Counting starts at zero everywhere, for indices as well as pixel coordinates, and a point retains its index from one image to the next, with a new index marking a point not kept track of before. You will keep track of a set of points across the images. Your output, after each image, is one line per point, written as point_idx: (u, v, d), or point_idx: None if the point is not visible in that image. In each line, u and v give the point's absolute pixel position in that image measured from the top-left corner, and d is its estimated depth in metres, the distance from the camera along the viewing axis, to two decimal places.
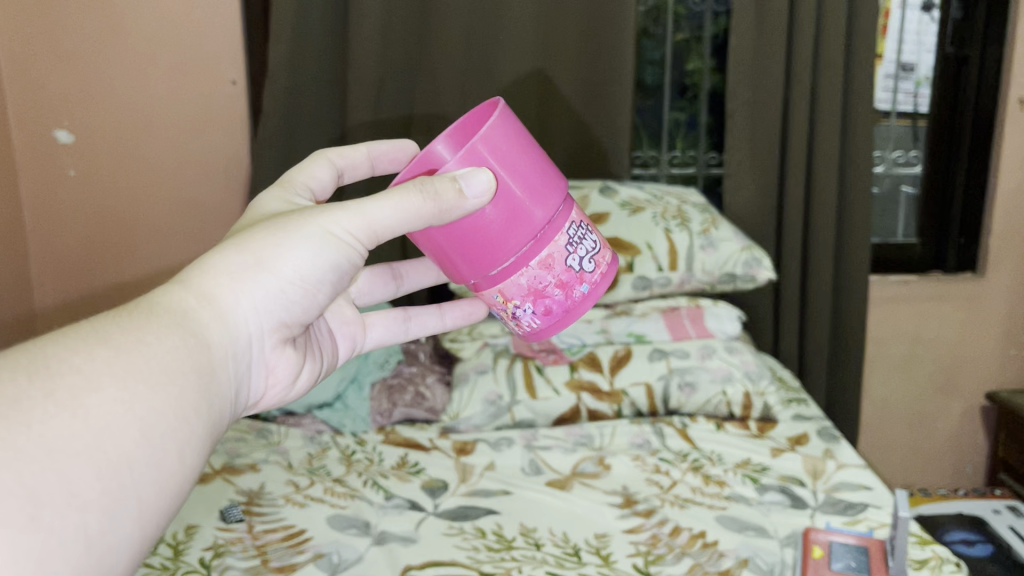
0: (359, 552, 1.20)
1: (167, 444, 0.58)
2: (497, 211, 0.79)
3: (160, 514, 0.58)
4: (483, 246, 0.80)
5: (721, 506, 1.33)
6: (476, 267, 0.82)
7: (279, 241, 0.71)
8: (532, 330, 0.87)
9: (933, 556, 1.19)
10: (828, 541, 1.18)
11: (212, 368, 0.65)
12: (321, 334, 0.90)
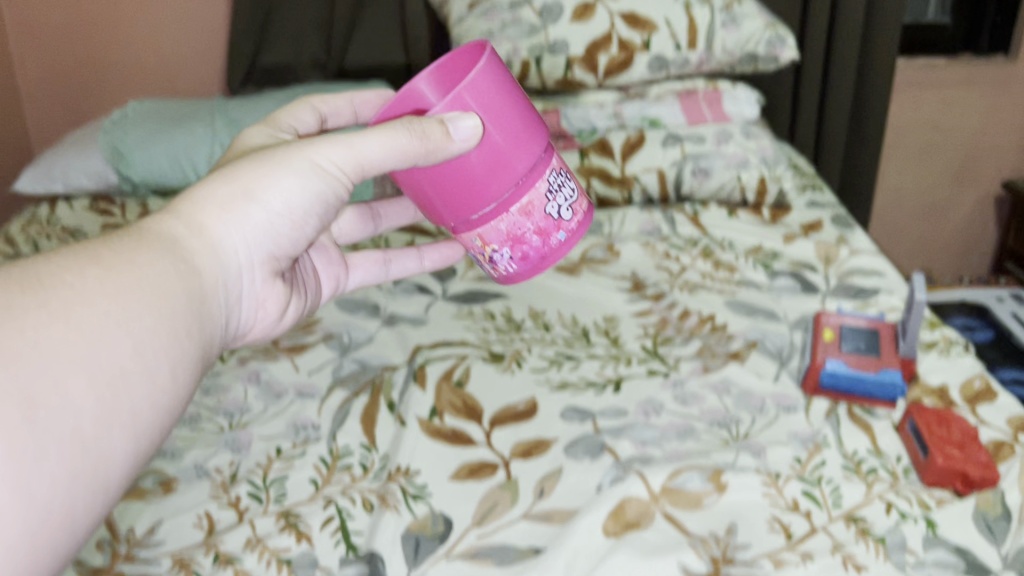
0: (370, 332, 1.20)
1: (160, 365, 0.52)
2: (478, 159, 0.70)
3: (154, 432, 0.52)
4: (464, 190, 0.72)
5: (731, 290, 1.32)
6: (455, 212, 0.74)
7: (266, 172, 0.64)
8: (506, 275, 0.78)
9: (942, 339, 1.20)
10: (838, 324, 1.17)
11: (203, 296, 0.59)
12: (303, 270, 0.84)
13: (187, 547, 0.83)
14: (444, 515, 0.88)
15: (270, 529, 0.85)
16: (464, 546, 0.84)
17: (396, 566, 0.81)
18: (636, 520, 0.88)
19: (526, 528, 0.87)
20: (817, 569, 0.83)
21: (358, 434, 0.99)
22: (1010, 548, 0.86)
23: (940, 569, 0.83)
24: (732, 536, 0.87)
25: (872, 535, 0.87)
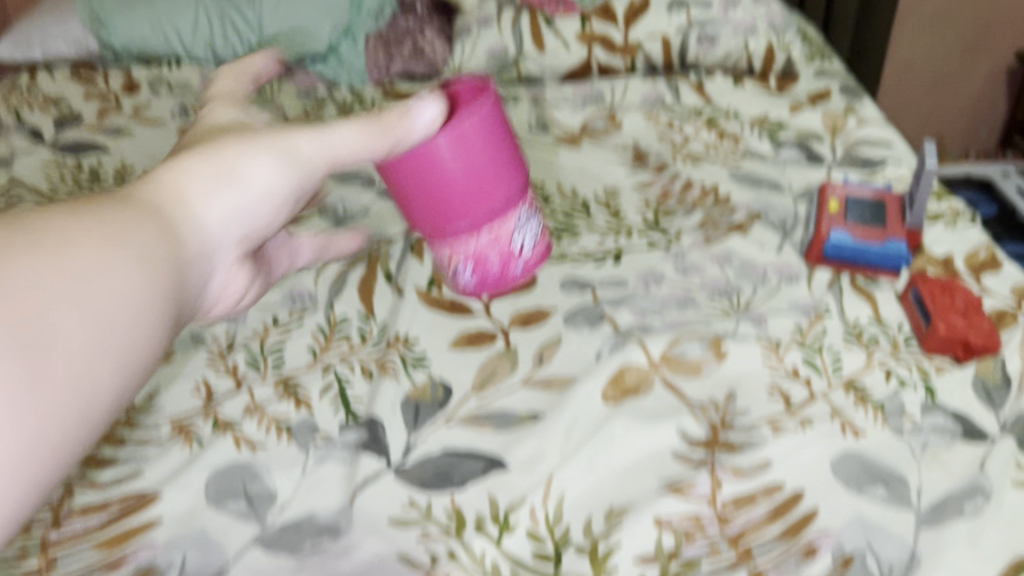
0: (365, 204, 1.18)
1: (115, 315, 0.35)
2: (453, 162, 0.66)
3: (76, 433, 0.33)
4: (439, 210, 0.69)
5: (735, 162, 1.29)
6: (424, 190, 0.68)
7: (232, 154, 0.50)
8: (466, 284, 0.76)
9: (949, 210, 1.18)
10: (844, 195, 1.14)
11: (175, 257, 0.42)
12: (272, 251, 0.67)
13: (185, 414, 0.82)
14: (443, 382, 0.89)
15: (268, 396, 0.84)
16: (464, 412, 0.85)
17: (396, 431, 0.82)
18: (635, 387, 0.88)
19: (525, 396, 0.87)
20: (816, 436, 0.82)
21: (355, 304, 0.98)
22: (1008, 414, 0.86)
23: (938, 434, 0.84)
24: (731, 403, 0.87)
25: (871, 401, 0.87)
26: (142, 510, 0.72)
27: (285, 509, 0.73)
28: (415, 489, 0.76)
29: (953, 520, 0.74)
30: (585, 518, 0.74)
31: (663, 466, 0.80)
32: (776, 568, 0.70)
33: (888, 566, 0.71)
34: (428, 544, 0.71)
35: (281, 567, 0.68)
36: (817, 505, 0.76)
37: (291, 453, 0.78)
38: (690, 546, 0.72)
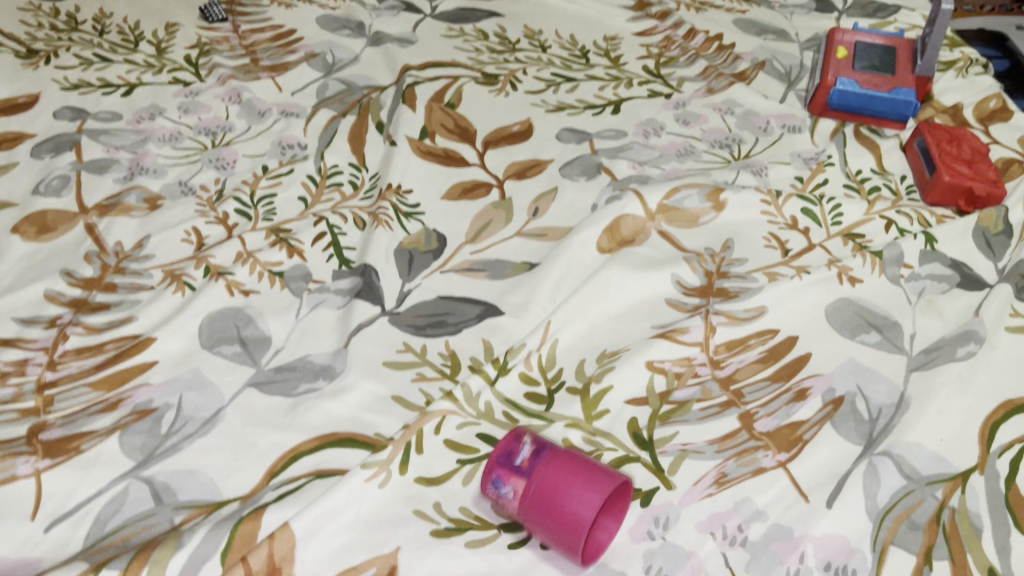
0: (355, 53, 1.13)
1: None
2: (594, 554, 0.61)
3: None
4: (554, 532, 0.60)
5: (740, 10, 1.24)
6: (587, 499, 0.59)
7: None
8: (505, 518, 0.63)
9: (961, 59, 1.14)
10: (853, 43, 1.09)
11: None
12: None
13: (177, 261, 0.81)
14: (437, 232, 0.88)
15: (259, 245, 0.83)
16: (458, 260, 0.85)
17: (389, 279, 0.81)
18: (632, 238, 0.88)
19: (519, 246, 0.87)
20: (812, 281, 0.82)
21: (346, 154, 0.95)
22: (1007, 263, 0.85)
23: (935, 282, 0.83)
24: (727, 252, 0.87)
25: (869, 249, 0.86)
26: (135, 354, 0.72)
27: (279, 353, 0.73)
28: (410, 334, 0.76)
29: (946, 362, 0.74)
30: (578, 362, 0.76)
31: (657, 312, 0.81)
32: (766, 411, 0.72)
33: (877, 408, 0.71)
34: (423, 386, 0.72)
35: (277, 407, 0.69)
36: (810, 351, 0.77)
37: (285, 298, 0.78)
38: (681, 387, 0.74)
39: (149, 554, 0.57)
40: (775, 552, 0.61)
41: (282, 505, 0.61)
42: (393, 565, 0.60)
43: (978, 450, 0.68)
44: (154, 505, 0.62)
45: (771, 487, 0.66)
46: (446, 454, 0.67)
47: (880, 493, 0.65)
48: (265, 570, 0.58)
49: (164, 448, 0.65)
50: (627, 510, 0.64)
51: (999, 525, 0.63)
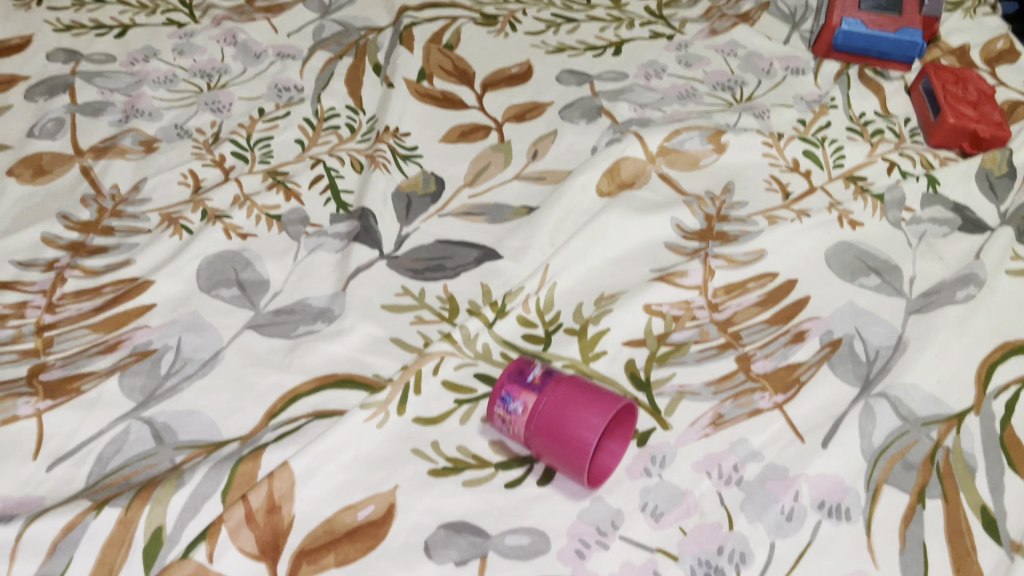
0: None
1: None
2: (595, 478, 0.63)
3: None
4: (560, 456, 0.61)
5: None
6: (591, 423, 0.60)
7: None
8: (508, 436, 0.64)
9: None
10: None
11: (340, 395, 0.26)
12: None
13: (174, 205, 0.81)
14: (435, 175, 0.87)
15: (257, 188, 0.83)
16: (457, 204, 0.84)
17: (387, 222, 0.81)
18: (631, 182, 0.88)
19: (518, 189, 0.86)
20: (813, 224, 0.82)
21: (343, 97, 0.94)
22: (1010, 206, 0.85)
23: (936, 226, 0.83)
24: (728, 196, 0.87)
25: (870, 193, 0.86)
26: (136, 295, 0.72)
27: (278, 296, 0.74)
28: (408, 278, 0.76)
29: (945, 305, 0.74)
30: (576, 305, 0.76)
31: (656, 256, 0.81)
32: (764, 353, 0.72)
33: (875, 351, 0.71)
34: (422, 329, 0.72)
35: (276, 349, 0.69)
36: (809, 294, 0.77)
37: (283, 242, 0.78)
38: (679, 330, 0.74)
39: (150, 492, 0.58)
40: (770, 491, 0.62)
41: (281, 445, 0.61)
42: (391, 503, 0.60)
43: (975, 392, 0.68)
44: (155, 445, 0.62)
45: (767, 428, 0.66)
46: (444, 395, 0.68)
47: (876, 434, 0.65)
48: (265, 507, 0.58)
49: (164, 389, 0.66)
50: (632, 432, 0.65)
51: (992, 465, 0.63)
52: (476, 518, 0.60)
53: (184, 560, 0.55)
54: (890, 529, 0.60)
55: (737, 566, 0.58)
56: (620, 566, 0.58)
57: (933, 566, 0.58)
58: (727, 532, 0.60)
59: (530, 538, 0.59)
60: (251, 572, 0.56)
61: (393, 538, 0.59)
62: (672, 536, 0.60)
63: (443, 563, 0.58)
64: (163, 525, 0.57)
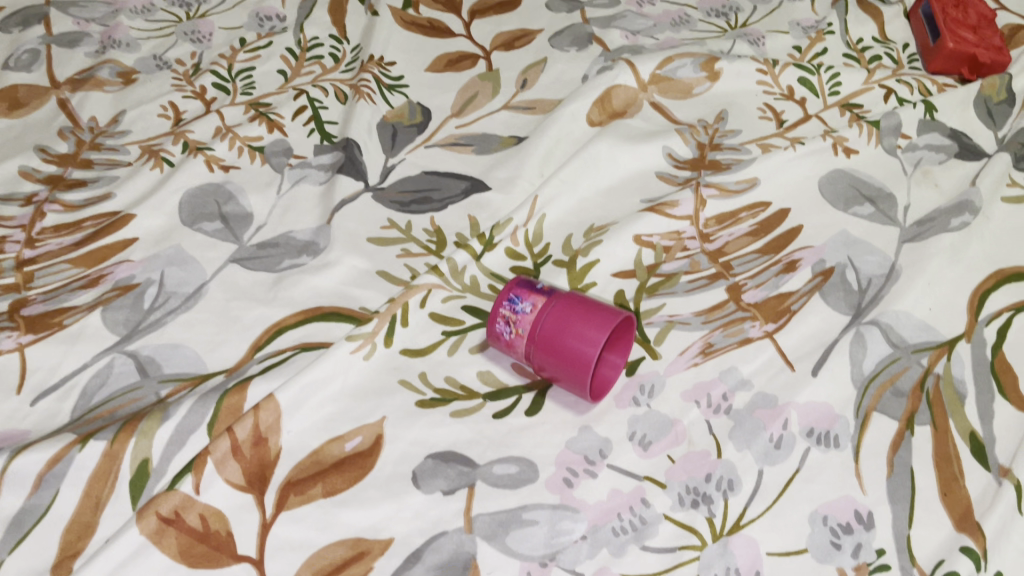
0: None
1: None
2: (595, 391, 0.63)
3: None
4: (564, 356, 0.62)
5: None
6: (595, 334, 0.61)
7: None
8: (504, 346, 0.65)
9: None
10: None
11: None
12: None
13: (154, 137, 0.79)
14: (421, 105, 0.85)
15: (239, 120, 0.81)
16: (444, 135, 0.82)
17: (373, 154, 0.79)
18: (623, 111, 0.86)
19: (507, 119, 0.84)
20: (807, 152, 0.80)
21: (327, 27, 0.92)
22: (1008, 132, 0.83)
23: (932, 153, 0.81)
24: (721, 124, 0.86)
25: (866, 119, 0.84)
26: (118, 229, 0.71)
27: (262, 229, 0.72)
28: (395, 211, 0.75)
29: (939, 233, 0.73)
30: (565, 237, 0.75)
31: (646, 186, 0.80)
32: (755, 283, 0.71)
33: (867, 279, 0.71)
34: (409, 261, 0.71)
35: (261, 282, 0.68)
36: (801, 223, 0.76)
37: (267, 174, 0.77)
38: (670, 261, 0.73)
39: (135, 425, 0.58)
40: (759, 419, 0.62)
41: (267, 377, 0.61)
42: (379, 434, 0.60)
43: (966, 319, 0.67)
44: (140, 378, 0.62)
45: (757, 357, 0.66)
46: (431, 327, 0.67)
47: (866, 362, 0.65)
48: (251, 440, 0.58)
49: (148, 323, 0.65)
50: (631, 347, 0.67)
51: (982, 391, 0.63)
52: (464, 448, 0.60)
53: (170, 491, 0.55)
54: (879, 455, 0.59)
55: (725, 492, 0.58)
56: (608, 493, 0.58)
57: (921, 490, 0.58)
58: (715, 460, 0.60)
59: (518, 467, 0.59)
60: (239, 503, 0.56)
61: (381, 468, 0.58)
62: (660, 464, 0.60)
63: (431, 492, 0.57)
64: (149, 458, 0.57)
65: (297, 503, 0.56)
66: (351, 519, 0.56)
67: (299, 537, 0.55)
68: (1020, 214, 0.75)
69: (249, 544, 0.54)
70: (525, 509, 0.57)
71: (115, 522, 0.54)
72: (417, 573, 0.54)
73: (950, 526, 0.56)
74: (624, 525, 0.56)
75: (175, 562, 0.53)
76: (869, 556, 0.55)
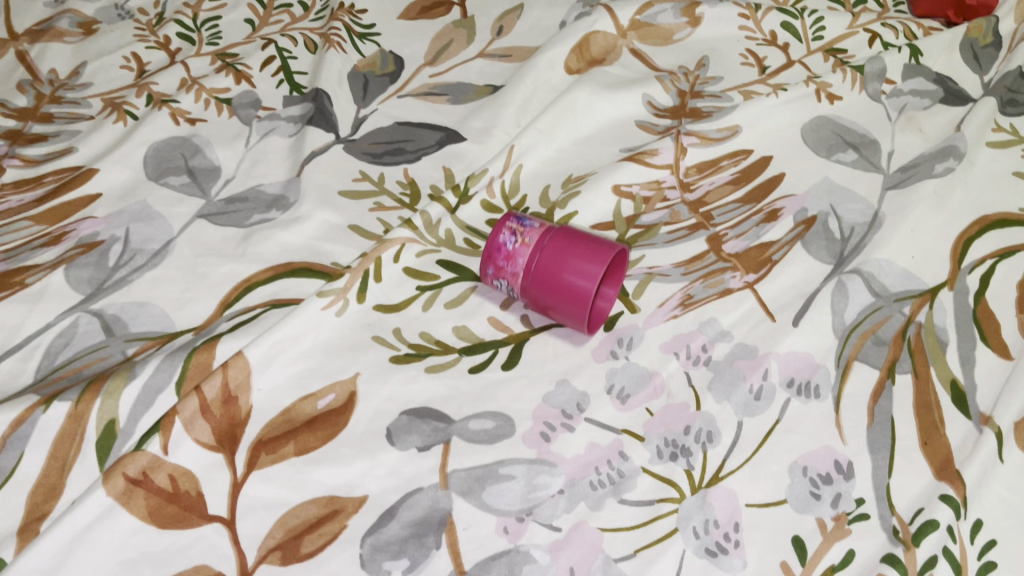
0: None
1: None
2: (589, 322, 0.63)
3: None
4: (567, 271, 0.62)
5: None
6: (601, 253, 0.63)
7: None
8: (502, 262, 0.64)
9: None
10: None
11: None
12: None
13: (117, 89, 0.78)
14: (394, 55, 0.83)
15: (205, 72, 0.80)
16: (417, 84, 0.80)
17: (343, 105, 0.77)
18: (602, 58, 0.84)
19: (482, 68, 0.83)
20: (789, 99, 0.79)
21: None
22: (994, 77, 0.82)
23: (917, 98, 0.80)
24: (701, 71, 0.84)
25: (850, 65, 0.82)
26: (80, 186, 0.69)
27: (230, 184, 0.71)
28: (367, 162, 0.73)
29: (923, 179, 0.72)
30: (543, 188, 0.73)
31: (626, 135, 0.79)
32: (735, 233, 0.70)
33: (850, 228, 0.69)
34: (382, 215, 0.69)
35: (229, 238, 0.67)
36: (783, 171, 0.74)
37: (234, 127, 0.75)
38: (648, 213, 0.72)
39: (101, 385, 0.56)
40: (739, 370, 0.61)
41: (237, 334, 0.60)
42: (352, 391, 0.59)
43: (949, 266, 0.66)
44: (105, 337, 0.60)
45: (737, 307, 0.65)
46: (406, 282, 0.66)
47: (848, 311, 0.64)
48: (220, 399, 0.57)
49: (113, 281, 0.63)
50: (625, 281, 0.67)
51: (965, 339, 0.62)
52: (439, 404, 0.59)
53: (138, 452, 0.54)
54: (860, 405, 0.59)
55: (704, 444, 0.57)
56: (585, 447, 0.57)
57: (901, 438, 0.57)
58: (694, 412, 0.59)
59: (495, 423, 0.58)
60: (209, 463, 0.55)
61: (354, 425, 0.57)
62: (639, 417, 0.59)
63: (406, 449, 0.56)
64: (116, 418, 0.56)
65: (268, 462, 0.55)
66: (324, 477, 0.55)
67: (271, 496, 0.54)
68: (1005, 159, 0.74)
69: (220, 504, 0.53)
70: (501, 464, 0.56)
71: (81, 483, 0.53)
72: (391, 530, 0.53)
73: (931, 475, 0.55)
74: (602, 479, 0.56)
75: (144, 523, 0.52)
76: (848, 506, 0.54)
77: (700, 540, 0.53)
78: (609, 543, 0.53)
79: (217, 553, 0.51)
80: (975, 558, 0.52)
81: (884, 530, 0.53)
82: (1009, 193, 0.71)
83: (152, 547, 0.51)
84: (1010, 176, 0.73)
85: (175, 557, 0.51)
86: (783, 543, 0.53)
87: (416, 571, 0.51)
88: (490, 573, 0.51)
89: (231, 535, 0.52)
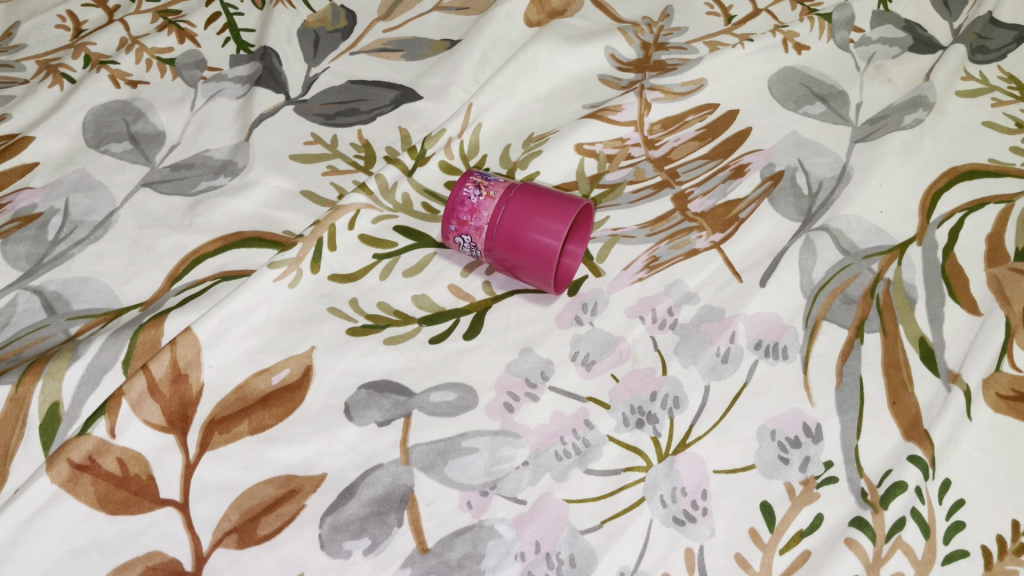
0: None
1: None
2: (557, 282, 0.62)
3: None
4: (533, 232, 0.60)
5: None
6: (568, 208, 0.61)
7: None
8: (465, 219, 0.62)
9: None
10: None
11: None
12: None
13: (52, 51, 0.75)
14: (346, 9, 0.80)
15: (146, 30, 0.77)
16: (370, 40, 0.77)
17: (293, 63, 0.75)
18: (563, 9, 0.82)
19: (439, 21, 0.80)
20: (756, 49, 0.77)
21: None
22: (963, 23, 0.80)
23: (886, 46, 0.78)
24: (666, 22, 0.82)
25: (818, 13, 0.80)
26: (14, 154, 0.66)
27: (175, 149, 0.68)
28: (319, 125, 0.70)
29: (892, 131, 0.70)
30: (503, 148, 0.71)
31: (589, 90, 0.77)
32: (701, 191, 0.68)
33: (818, 182, 0.68)
34: (335, 180, 0.67)
35: (176, 208, 0.64)
36: (750, 125, 0.72)
37: (179, 89, 0.72)
38: (613, 170, 0.70)
39: (42, 367, 0.54)
40: (705, 332, 0.59)
41: (185, 310, 0.57)
42: (308, 365, 0.57)
43: (918, 221, 0.65)
44: (46, 315, 0.58)
45: (703, 268, 0.63)
46: (362, 250, 0.63)
47: (816, 269, 0.62)
48: (169, 377, 0.54)
49: (53, 255, 0.61)
50: (591, 235, 0.66)
51: (934, 294, 0.61)
52: (399, 377, 0.57)
53: (83, 436, 0.51)
54: (827, 365, 0.58)
55: (671, 410, 0.56)
56: (550, 417, 0.56)
57: (870, 399, 0.56)
58: (660, 377, 0.57)
59: (457, 394, 0.56)
60: (159, 444, 0.53)
61: (311, 402, 0.55)
62: (605, 384, 0.57)
63: (365, 425, 0.55)
64: (60, 401, 0.53)
65: (221, 442, 0.53)
66: (280, 456, 0.53)
67: (225, 478, 0.52)
68: (974, 108, 0.72)
69: (172, 487, 0.51)
70: (464, 437, 0.54)
71: (24, 470, 0.51)
72: (351, 509, 0.51)
73: (899, 435, 0.55)
74: (567, 448, 0.54)
75: (93, 510, 0.49)
76: (817, 470, 0.53)
77: (667, 509, 0.52)
78: (576, 516, 0.52)
79: (170, 539, 0.49)
80: (943, 518, 0.51)
81: (853, 494, 0.53)
82: (977, 143, 0.70)
83: (101, 534, 0.49)
84: (979, 126, 0.71)
85: (126, 544, 0.49)
86: (751, 509, 0.52)
87: (378, 551, 0.50)
88: (454, 550, 0.50)
89: (184, 519, 0.50)
